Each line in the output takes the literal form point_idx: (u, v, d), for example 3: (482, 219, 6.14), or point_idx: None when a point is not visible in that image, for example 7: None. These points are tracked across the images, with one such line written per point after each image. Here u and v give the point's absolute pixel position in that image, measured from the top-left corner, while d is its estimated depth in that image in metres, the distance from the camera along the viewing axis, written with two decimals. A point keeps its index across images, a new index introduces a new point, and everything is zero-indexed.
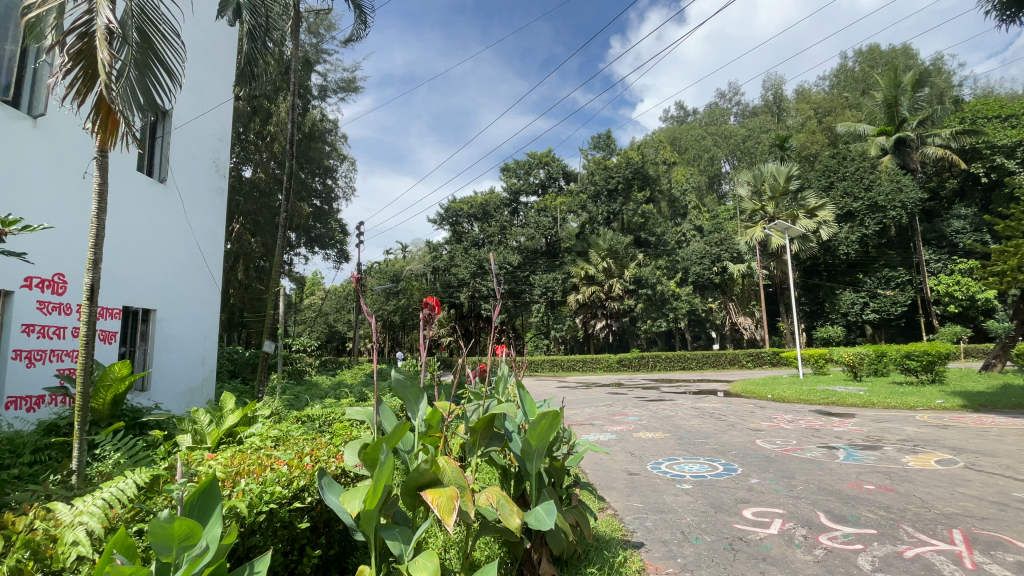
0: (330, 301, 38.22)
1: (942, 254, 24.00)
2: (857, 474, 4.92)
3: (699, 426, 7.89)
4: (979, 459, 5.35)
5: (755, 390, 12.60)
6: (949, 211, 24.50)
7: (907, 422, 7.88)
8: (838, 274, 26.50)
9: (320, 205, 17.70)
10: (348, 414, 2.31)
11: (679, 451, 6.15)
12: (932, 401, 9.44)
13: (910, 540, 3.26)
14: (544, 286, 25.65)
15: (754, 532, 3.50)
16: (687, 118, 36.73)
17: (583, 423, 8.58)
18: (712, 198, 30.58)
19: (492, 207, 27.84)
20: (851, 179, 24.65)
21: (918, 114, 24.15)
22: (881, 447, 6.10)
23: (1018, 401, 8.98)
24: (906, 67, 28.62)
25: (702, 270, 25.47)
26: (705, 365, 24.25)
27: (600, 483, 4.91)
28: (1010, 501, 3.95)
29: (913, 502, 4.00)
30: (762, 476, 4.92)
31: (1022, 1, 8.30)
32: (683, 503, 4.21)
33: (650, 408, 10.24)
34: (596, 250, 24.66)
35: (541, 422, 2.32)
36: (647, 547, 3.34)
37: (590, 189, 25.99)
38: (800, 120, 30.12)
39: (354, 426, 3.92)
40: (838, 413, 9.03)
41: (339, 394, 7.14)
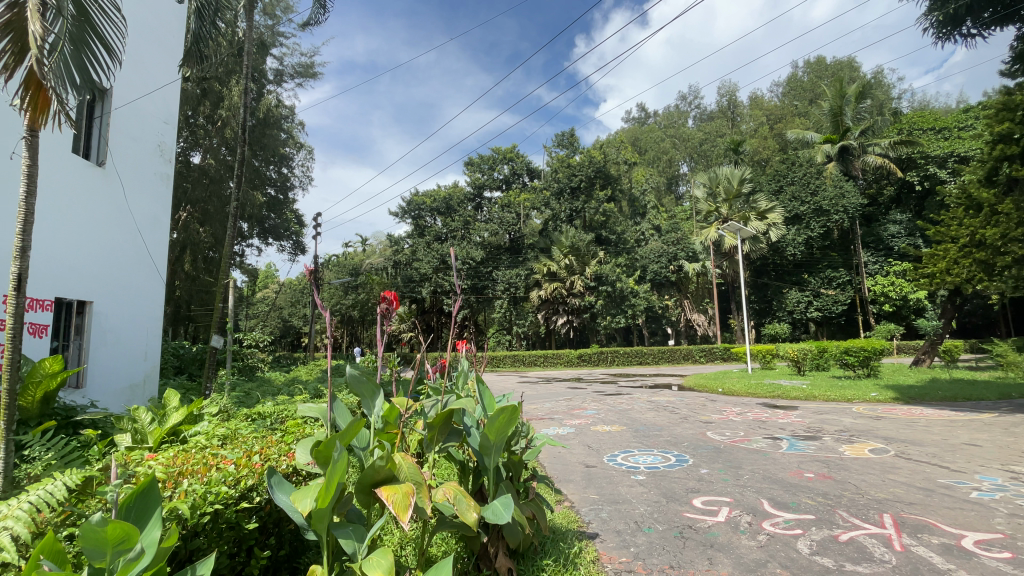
0: (284, 294, 36.95)
1: (879, 257, 25.73)
2: (799, 463, 5.21)
3: (653, 419, 8.14)
4: (908, 448, 5.77)
5: (707, 384, 13.10)
6: (886, 216, 26.19)
7: (843, 413, 8.44)
8: (785, 273, 27.82)
9: (275, 195, 17.05)
10: (300, 411, 2.24)
11: (634, 443, 6.32)
12: (867, 394, 10.10)
13: (845, 525, 3.49)
14: (507, 282, 25.52)
15: (702, 520, 3.65)
16: (647, 119, 37.58)
17: (542, 417, 8.67)
18: (670, 199, 31.46)
19: (455, 202, 27.72)
20: (798, 185, 26.03)
21: (861, 124, 25.60)
22: (821, 437, 6.48)
23: (943, 395, 9.72)
24: (850, 79, 30.30)
25: (659, 267, 26.12)
26: (662, 360, 25.04)
27: (557, 476, 4.99)
28: (934, 487, 4.28)
29: (848, 488, 4.28)
30: (711, 466, 5.13)
31: (956, 21, 8.97)
32: (637, 493, 4.33)
33: (607, 402, 10.48)
34: (559, 247, 24.97)
35: (499, 416, 2.32)
36: (602, 537, 3.42)
37: (554, 186, 26.17)
38: (753, 125, 31.40)
39: (307, 424, 3.81)
40: (783, 406, 9.52)
41: (293, 391, 6.93)
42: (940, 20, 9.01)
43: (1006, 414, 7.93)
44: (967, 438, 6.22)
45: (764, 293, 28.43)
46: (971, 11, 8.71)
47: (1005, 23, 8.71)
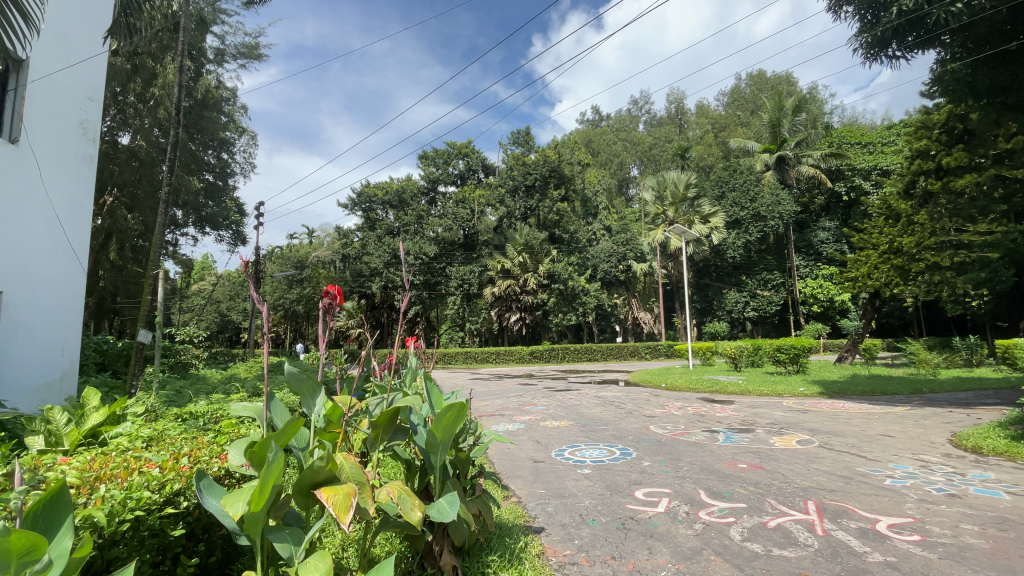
0: (222, 287, 35.04)
1: (810, 261, 27.55)
2: (734, 454, 5.50)
3: (600, 414, 8.36)
4: (830, 439, 6.23)
5: (651, 379, 13.63)
6: (816, 223, 28.03)
7: (774, 407, 9.01)
8: (724, 275, 29.30)
9: (213, 181, 16.09)
10: (234, 410, 2.13)
11: (582, 438, 6.47)
12: (796, 389, 10.83)
13: (774, 512, 3.72)
14: (460, 277, 25.09)
15: (643, 511, 3.78)
16: (600, 122, 38.37)
17: (492, 414, 8.68)
18: (620, 200, 32.20)
19: (408, 195, 27.57)
20: (739, 192, 27.40)
21: (796, 136, 27.20)
22: (754, 430, 6.87)
23: (862, 389, 10.57)
24: (788, 93, 32.20)
25: (609, 267, 26.75)
26: (610, 356, 25.72)
27: (505, 471, 5.02)
28: (852, 475, 4.65)
29: (777, 477, 4.56)
30: (653, 458, 5.33)
31: (882, 43, 9.69)
32: (583, 487, 4.42)
33: (557, 398, 10.65)
34: (513, 245, 25.07)
35: (446, 413, 2.30)
36: (547, 531, 3.48)
37: (509, 184, 26.22)
38: (699, 132, 32.77)
39: (243, 424, 3.63)
40: (721, 400, 10.05)
41: (229, 389, 6.60)
42: (869, 41, 9.71)
43: (915, 407, 8.71)
44: (882, 430, 6.80)
45: (705, 293, 29.77)
46: (896, 35, 9.40)
47: (925, 47, 9.44)
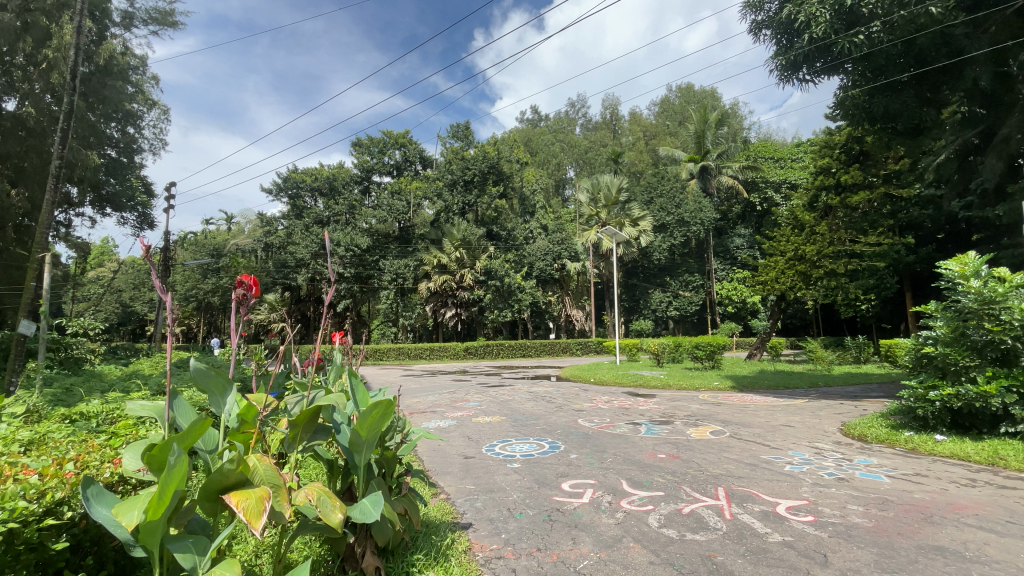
0: (125, 275, 31.83)
1: (726, 264, 29.68)
2: (654, 445, 5.81)
3: (531, 409, 8.51)
4: (739, 429, 6.75)
5: (581, 375, 14.07)
6: (733, 230, 30.17)
7: (692, 399, 9.63)
8: (651, 275, 30.82)
9: (116, 157, 14.57)
10: (129, 409, 1.93)
11: (512, 433, 6.53)
12: (711, 383, 11.63)
13: (688, 499, 3.97)
14: (393, 272, 24.86)
15: (569, 502, 3.90)
16: (539, 121, 38.84)
17: (424, 411, 8.56)
18: (557, 200, 32.79)
19: (339, 182, 26.92)
20: (666, 198, 29.02)
21: (718, 148, 28.99)
22: (673, 421, 7.29)
23: (768, 384, 11.55)
24: (712, 107, 34.32)
25: (545, 265, 27.02)
26: (543, 352, 26.23)
27: (434, 468, 4.97)
28: (757, 463, 5.06)
29: (692, 466, 4.88)
30: (580, 451, 5.50)
31: (794, 67, 10.51)
32: (511, 481, 4.48)
33: (489, 394, 10.70)
34: (450, 239, 24.77)
35: (372, 411, 2.23)
36: (474, 526, 3.49)
37: (447, 177, 25.75)
38: (631, 139, 34.14)
39: (143, 425, 3.32)
40: (644, 394, 10.57)
41: (128, 387, 5.99)
42: (783, 64, 10.50)
43: (812, 399, 9.64)
44: (784, 420, 7.46)
45: (633, 292, 31.07)
46: (806, 61, 10.21)
47: (830, 72, 10.35)
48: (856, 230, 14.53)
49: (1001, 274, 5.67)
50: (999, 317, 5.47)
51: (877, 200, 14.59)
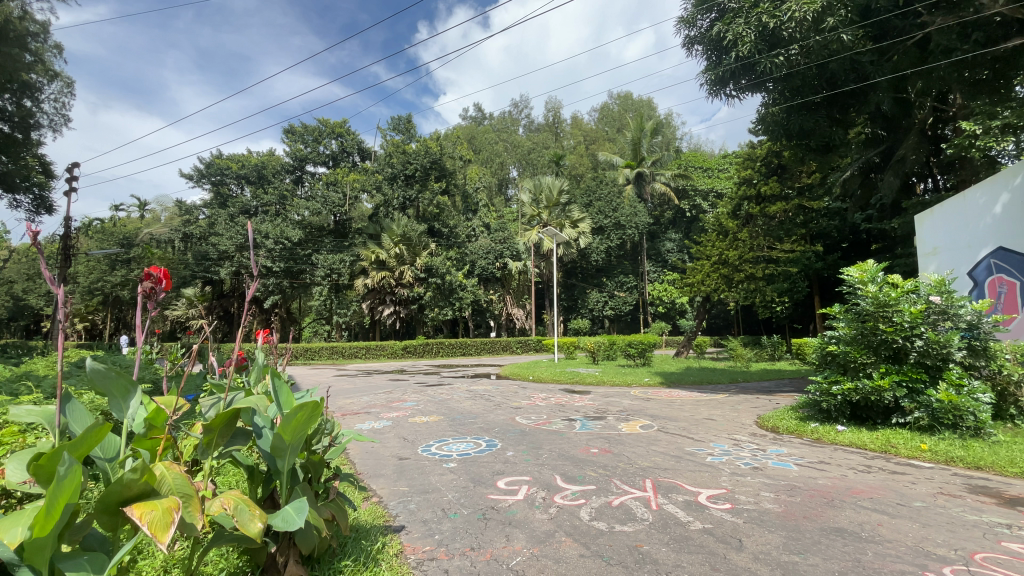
0: (15, 264, 28.28)
1: (658, 267, 31.16)
2: (588, 440, 5.98)
3: (469, 408, 8.47)
4: (667, 423, 7.10)
5: (520, 373, 14.18)
6: (665, 234, 31.63)
7: (624, 395, 10.00)
8: (588, 276, 31.62)
9: (9, 132, 12.91)
10: (11, 414, 1.71)
11: (449, 432, 6.48)
12: (642, 379, 12.16)
13: (618, 492, 4.11)
14: (328, 266, 24.17)
15: (503, 500, 3.92)
16: (483, 119, 38.75)
17: (357, 412, 8.27)
18: (500, 199, 32.76)
19: (269, 171, 25.58)
20: (604, 202, 29.74)
21: (653, 156, 30.29)
22: (606, 417, 7.53)
23: (694, 380, 12.26)
24: (648, 116, 35.80)
25: (486, 263, 26.79)
26: (483, 351, 26.21)
27: (367, 471, 4.82)
28: (682, 454, 5.35)
29: (623, 460, 5.07)
30: (517, 448, 5.55)
31: (722, 83, 11.08)
32: (447, 481, 4.44)
33: (427, 393, 10.53)
34: (389, 235, 24.17)
35: (297, 413, 2.13)
36: (407, 529, 3.41)
37: (387, 171, 24.98)
38: (572, 142, 34.89)
39: (29, 433, 2.95)
40: (579, 391, 10.85)
41: (15, 390, 5.33)
42: (712, 79, 11.07)
43: (732, 394, 10.32)
44: (707, 414, 7.94)
45: (572, 292, 31.76)
46: (732, 78, 10.82)
47: (753, 89, 11.05)
48: (773, 238, 15.75)
49: (894, 280, 6.31)
50: (892, 320, 6.09)
51: (792, 211, 15.84)
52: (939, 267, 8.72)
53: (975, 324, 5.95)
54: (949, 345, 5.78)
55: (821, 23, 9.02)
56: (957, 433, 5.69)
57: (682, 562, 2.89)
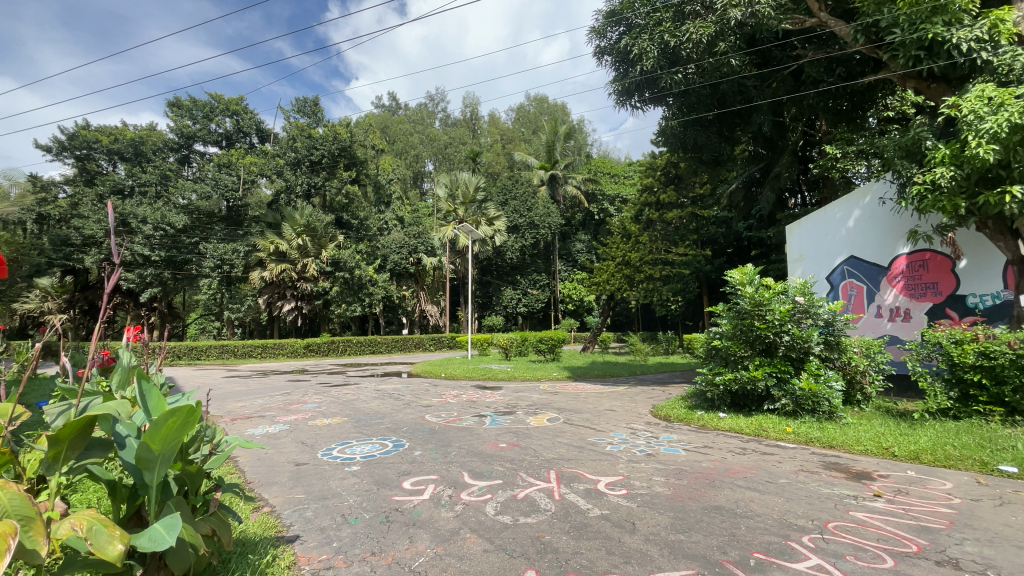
0: None
1: (568, 266, 32.37)
2: (496, 435, 6.04)
3: (376, 408, 8.18)
4: (572, 416, 7.40)
5: (432, 370, 14.03)
6: (575, 235, 32.87)
7: (533, 390, 10.25)
8: (503, 273, 32.00)
9: None
10: None
11: (353, 434, 6.20)
12: (551, 374, 12.57)
13: (523, 484, 4.20)
14: (217, 257, 22.18)
15: (408, 501, 3.82)
16: (397, 110, 37.62)
17: (250, 416, 7.64)
18: (414, 192, 31.96)
19: (149, 147, 22.84)
20: (519, 201, 30.00)
21: (566, 160, 31.31)
22: (516, 412, 7.67)
23: (598, 373, 12.96)
24: (562, 119, 36.92)
25: (399, 258, 25.82)
26: (394, 348, 25.32)
27: (259, 479, 4.47)
28: (584, 445, 5.60)
29: (529, 453, 5.19)
30: (425, 447, 5.46)
31: (629, 93, 11.67)
32: (348, 485, 4.24)
33: (330, 394, 10.01)
34: (290, 225, 22.56)
35: (168, 419, 1.90)
36: (302, 538, 3.22)
37: (289, 155, 23.23)
38: (489, 140, 35.00)
39: None
40: (491, 387, 10.94)
41: None
42: (619, 89, 11.67)
43: (631, 386, 11.02)
44: (608, 405, 8.39)
45: (487, 289, 31.94)
46: (637, 89, 11.50)
47: (656, 102, 11.80)
48: (670, 242, 17.11)
49: (767, 282, 7.08)
50: (765, 318, 6.84)
51: (687, 218, 17.22)
52: (804, 273, 10.04)
53: (831, 322, 6.86)
54: (809, 340, 6.65)
55: (714, 47, 9.73)
56: (815, 416, 6.54)
57: (581, 549, 3.02)
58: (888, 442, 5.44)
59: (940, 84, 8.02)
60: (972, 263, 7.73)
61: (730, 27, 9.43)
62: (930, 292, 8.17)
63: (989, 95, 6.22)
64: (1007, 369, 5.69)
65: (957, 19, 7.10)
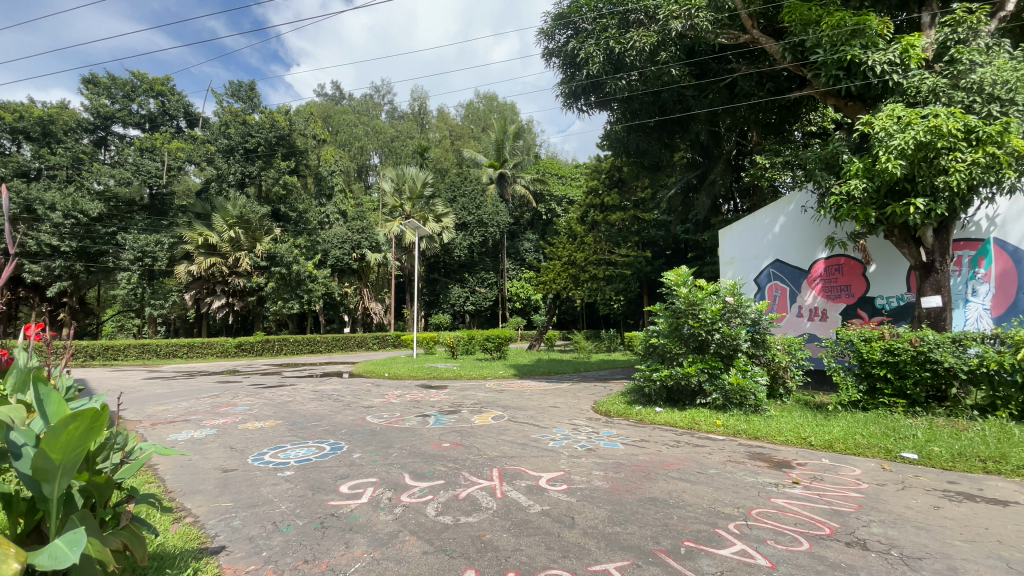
0: None
1: (516, 265, 32.52)
2: (439, 435, 5.97)
3: (314, 409, 7.86)
4: (517, 414, 7.45)
5: (375, 369, 13.69)
6: (523, 235, 33.08)
7: (479, 389, 10.23)
8: (450, 271, 31.76)
9: None
10: None
11: (288, 437, 5.93)
12: (497, 372, 12.61)
13: (465, 484, 4.18)
14: (137, 249, 20.32)
15: (345, 505, 3.70)
16: (341, 100, 36.34)
17: (173, 420, 7.12)
18: (358, 185, 30.94)
19: (59, 126, 20.76)
20: (467, 198, 29.74)
21: (514, 159, 31.44)
22: (460, 411, 7.62)
23: (543, 371, 13.13)
24: (511, 119, 37.05)
25: (341, 254, 25.04)
26: (334, 348, 24.44)
27: (181, 488, 4.18)
28: (527, 442, 5.65)
29: (472, 452, 5.17)
30: (364, 449, 5.31)
31: (575, 96, 11.82)
32: (281, 491, 4.05)
33: (264, 395, 9.53)
34: (221, 216, 21.31)
35: (69, 426, 1.73)
36: (228, 549, 3.03)
37: (221, 142, 21.87)
38: (438, 136, 34.53)
39: None
40: (435, 386, 10.80)
41: None
42: (566, 92, 11.83)
43: (574, 384, 11.25)
44: (552, 402, 8.53)
45: (434, 286, 31.58)
46: (583, 93, 11.71)
47: (601, 107, 12.06)
48: (613, 243, 17.63)
49: (700, 283, 7.43)
50: (698, 316, 7.20)
51: (629, 220, 17.77)
52: (735, 275, 10.57)
53: (758, 321, 7.29)
54: (738, 337, 7.06)
55: (655, 56, 10.09)
56: (742, 409, 6.95)
57: (521, 545, 3.05)
58: (806, 432, 5.88)
59: (856, 103, 8.75)
60: (880, 268, 8.53)
61: (671, 38, 9.78)
62: (844, 294, 8.93)
63: (898, 114, 6.78)
64: (908, 365, 6.34)
65: (874, 43, 7.81)
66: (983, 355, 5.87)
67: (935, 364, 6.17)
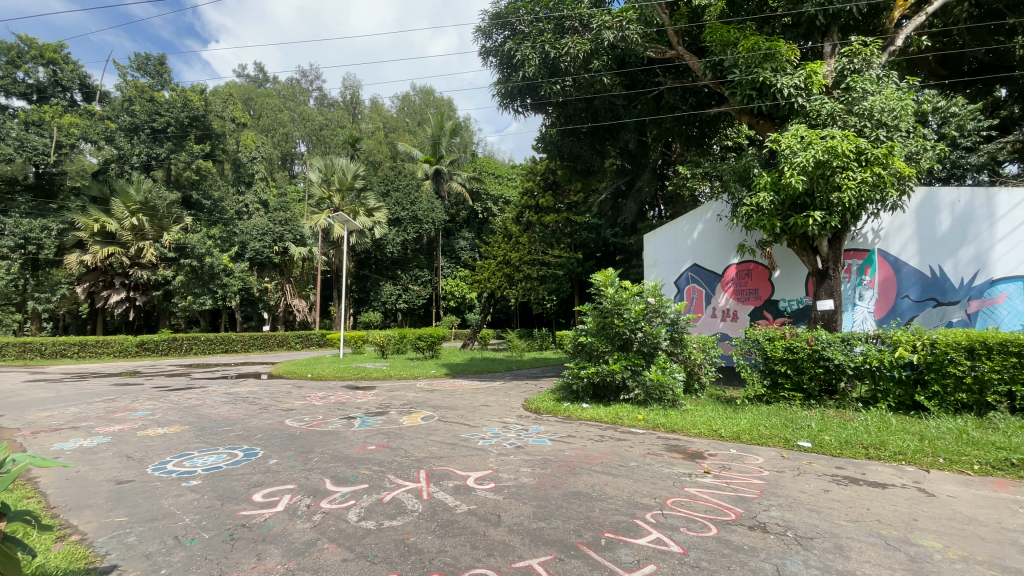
0: None
1: (451, 263, 32.17)
2: (365, 437, 5.79)
3: (227, 413, 7.33)
4: (447, 413, 7.38)
5: (296, 370, 12.99)
6: (459, 233, 32.78)
7: (409, 389, 10.02)
8: (382, 267, 30.90)
9: None
10: None
11: (195, 444, 5.49)
12: (428, 371, 12.43)
13: (390, 486, 4.09)
14: (18, 235, 18.44)
15: (259, 515, 3.49)
16: (265, 83, 34.20)
17: (58, 428, 6.35)
18: (283, 174, 29.26)
19: None
20: (402, 193, 29.34)
21: (451, 156, 31.04)
22: (388, 412, 7.44)
23: (475, 369, 13.12)
24: (448, 115, 36.64)
25: (261, 247, 23.46)
26: (253, 348, 22.88)
27: (65, 503, 3.74)
28: (456, 442, 5.61)
29: (399, 453, 5.06)
30: (281, 455, 5.03)
31: (512, 96, 11.85)
32: (186, 503, 3.74)
33: (169, 399, 8.75)
34: (122, 201, 19.26)
35: None
36: (120, 569, 2.75)
37: (124, 120, 19.87)
38: (371, 127, 33.41)
39: None
40: (363, 387, 10.45)
41: None
42: (502, 92, 11.85)
43: (505, 382, 11.33)
44: (483, 401, 8.53)
45: (364, 283, 30.76)
46: (519, 94, 11.80)
47: (536, 109, 12.23)
48: (546, 244, 17.99)
49: (626, 284, 7.75)
50: (623, 316, 7.51)
51: (562, 222, 18.18)
52: (658, 277, 11.14)
53: (676, 321, 7.74)
54: (658, 337, 7.45)
55: (588, 64, 10.38)
56: (661, 404, 7.34)
57: (446, 547, 3.02)
58: (717, 425, 6.33)
59: (766, 121, 9.51)
60: (784, 273, 9.37)
61: (603, 47, 10.11)
62: (753, 297, 9.73)
63: (801, 134, 7.47)
64: (805, 361, 7.01)
65: (783, 67, 8.53)
66: (866, 353, 6.63)
67: (827, 361, 6.89)
